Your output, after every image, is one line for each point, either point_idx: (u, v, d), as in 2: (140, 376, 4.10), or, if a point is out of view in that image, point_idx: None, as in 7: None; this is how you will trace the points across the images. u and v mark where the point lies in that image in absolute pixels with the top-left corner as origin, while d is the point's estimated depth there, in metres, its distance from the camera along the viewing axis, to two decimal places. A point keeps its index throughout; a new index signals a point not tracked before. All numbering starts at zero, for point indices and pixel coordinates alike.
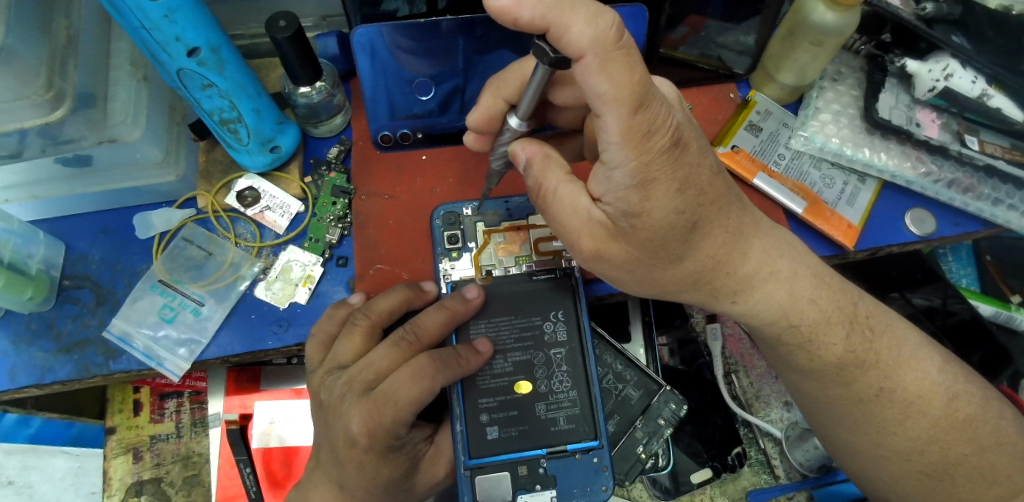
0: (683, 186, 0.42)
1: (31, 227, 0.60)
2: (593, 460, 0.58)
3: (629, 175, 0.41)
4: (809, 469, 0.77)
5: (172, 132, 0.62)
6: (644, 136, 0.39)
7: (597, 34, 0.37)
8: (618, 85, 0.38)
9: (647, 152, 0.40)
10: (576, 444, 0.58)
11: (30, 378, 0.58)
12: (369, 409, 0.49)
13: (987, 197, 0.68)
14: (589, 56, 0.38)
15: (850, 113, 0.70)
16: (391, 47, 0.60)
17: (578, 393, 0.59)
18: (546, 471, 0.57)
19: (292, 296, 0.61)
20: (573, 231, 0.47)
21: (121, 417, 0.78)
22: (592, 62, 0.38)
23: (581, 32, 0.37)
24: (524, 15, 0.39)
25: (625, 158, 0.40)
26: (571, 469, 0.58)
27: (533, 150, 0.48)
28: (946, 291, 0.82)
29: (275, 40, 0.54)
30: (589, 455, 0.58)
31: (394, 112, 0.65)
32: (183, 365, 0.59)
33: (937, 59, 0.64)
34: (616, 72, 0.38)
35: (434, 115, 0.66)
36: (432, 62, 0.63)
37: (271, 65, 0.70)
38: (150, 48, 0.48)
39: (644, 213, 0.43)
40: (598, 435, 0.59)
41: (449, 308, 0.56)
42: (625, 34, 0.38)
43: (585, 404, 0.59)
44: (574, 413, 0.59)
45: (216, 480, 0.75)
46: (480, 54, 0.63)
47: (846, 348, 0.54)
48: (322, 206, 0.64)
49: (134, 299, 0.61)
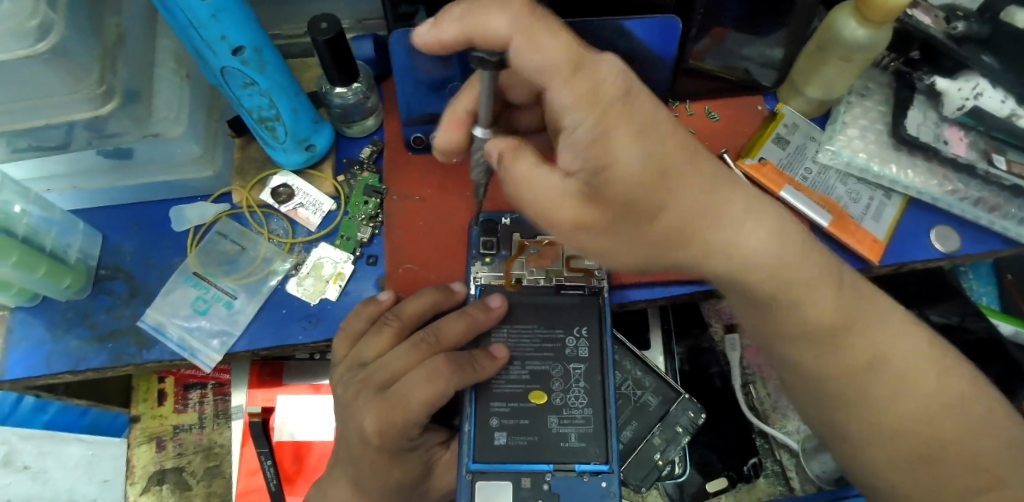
0: (639, 139, 0.41)
1: (71, 218, 0.62)
2: (599, 485, 0.55)
3: (587, 131, 0.42)
4: (825, 482, 0.76)
5: (210, 129, 0.64)
6: (590, 92, 0.42)
7: (513, 18, 0.43)
8: (549, 58, 0.43)
9: (600, 102, 0.42)
10: (585, 465, 0.55)
11: (65, 365, 0.59)
12: (385, 408, 0.52)
13: (1012, 216, 0.68)
14: (516, 38, 0.43)
15: (877, 129, 0.70)
16: (413, 48, 0.56)
17: (592, 411, 0.57)
18: (550, 488, 0.55)
19: (322, 293, 0.62)
20: (526, 203, 0.44)
21: (145, 407, 0.79)
22: (521, 42, 0.43)
23: (500, 23, 0.43)
24: (447, 35, 0.46)
25: (582, 116, 0.42)
26: (575, 490, 0.55)
27: (504, 143, 0.45)
28: (964, 309, 0.81)
29: (314, 42, 0.55)
30: (596, 478, 0.55)
31: (410, 112, 0.64)
32: (214, 357, 0.60)
33: (965, 78, 0.65)
34: (545, 46, 0.43)
35: None
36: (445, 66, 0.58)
37: (306, 66, 0.72)
38: (195, 45, 0.49)
39: (612, 164, 0.41)
40: (608, 459, 0.56)
41: (470, 316, 0.56)
42: (538, 9, 0.44)
43: (599, 423, 0.57)
44: (586, 431, 0.57)
45: (237, 458, 0.77)
46: None
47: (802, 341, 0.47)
48: (353, 205, 0.66)
49: (167, 291, 0.62)
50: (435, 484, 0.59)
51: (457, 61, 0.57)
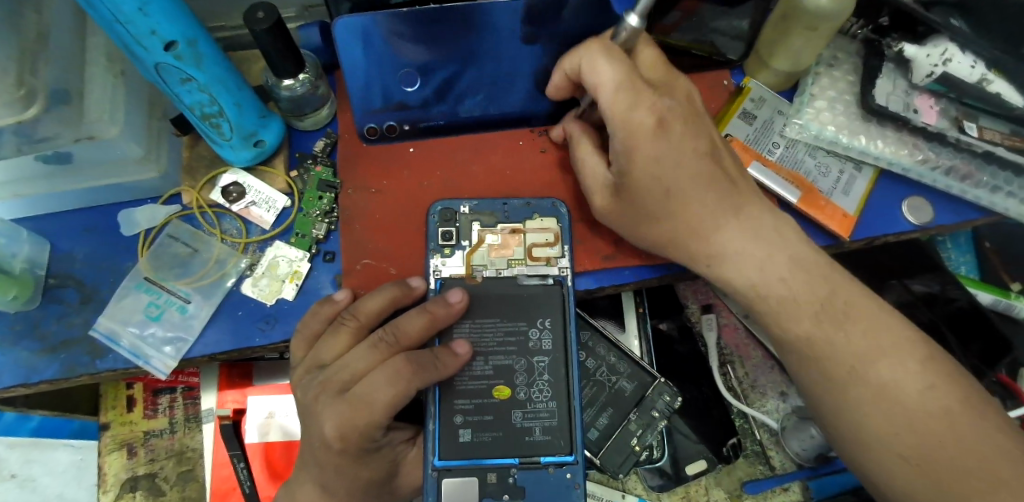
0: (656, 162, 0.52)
1: (14, 227, 0.59)
2: (565, 476, 0.56)
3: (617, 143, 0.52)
4: (805, 460, 0.76)
5: (153, 129, 0.61)
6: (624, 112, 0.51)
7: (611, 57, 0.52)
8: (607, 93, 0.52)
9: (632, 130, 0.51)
10: (549, 457, 0.56)
11: (17, 379, 0.58)
12: (343, 414, 0.50)
13: (985, 184, 0.67)
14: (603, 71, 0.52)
15: (846, 100, 0.68)
16: (386, 35, 0.58)
17: (557, 403, 0.57)
18: (515, 482, 0.56)
19: (278, 293, 0.61)
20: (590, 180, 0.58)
21: (114, 414, 0.78)
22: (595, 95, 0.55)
23: None
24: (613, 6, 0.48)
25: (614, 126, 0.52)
26: (542, 482, 0.56)
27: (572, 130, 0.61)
28: (945, 277, 0.80)
29: (252, 32, 0.52)
30: (561, 470, 0.56)
31: (388, 99, 0.63)
32: (169, 363, 0.59)
33: (934, 43, 0.62)
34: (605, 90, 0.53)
35: (430, 103, 0.64)
36: (426, 50, 0.60)
37: (253, 57, 0.69)
38: (125, 41, 0.47)
39: None
40: (573, 450, 0.57)
41: (430, 312, 0.54)
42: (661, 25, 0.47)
43: (563, 415, 0.57)
44: (551, 424, 0.57)
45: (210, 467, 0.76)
46: (477, 47, 0.60)
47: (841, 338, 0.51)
48: (308, 200, 0.64)
49: (120, 297, 0.60)
50: (401, 483, 0.58)
51: (438, 43, 0.59)
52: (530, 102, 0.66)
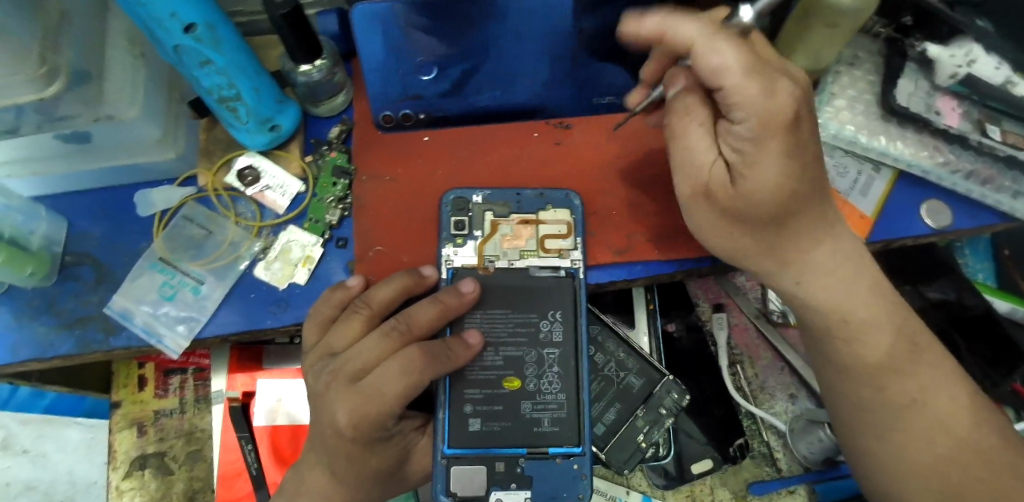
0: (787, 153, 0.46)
1: (32, 204, 0.60)
2: (572, 468, 0.56)
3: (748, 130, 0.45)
4: (812, 462, 0.76)
5: (171, 111, 0.62)
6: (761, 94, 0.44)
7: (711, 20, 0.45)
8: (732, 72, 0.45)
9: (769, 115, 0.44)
10: (557, 449, 0.56)
11: (33, 353, 0.59)
12: (355, 402, 0.50)
13: (1005, 189, 0.66)
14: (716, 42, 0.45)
15: (866, 99, 0.67)
16: (403, 27, 0.58)
17: (566, 396, 0.57)
18: (523, 471, 0.56)
19: (290, 277, 0.61)
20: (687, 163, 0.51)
21: (125, 393, 0.79)
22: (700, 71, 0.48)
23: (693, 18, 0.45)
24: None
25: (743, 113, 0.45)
26: (549, 473, 0.56)
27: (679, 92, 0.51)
28: (962, 284, 0.79)
29: (272, 17, 0.53)
30: (569, 461, 0.56)
31: (405, 91, 0.63)
32: (181, 343, 0.59)
33: (959, 44, 0.61)
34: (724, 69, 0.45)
35: (445, 98, 0.64)
36: (442, 45, 0.60)
37: (270, 44, 0.70)
38: (146, 24, 0.47)
39: None
40: (581, 442, 0.57)
41: (442, 302, 0.55)
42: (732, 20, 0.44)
43: (571, 408, 0.57)
44: (559, 416, 0.57)
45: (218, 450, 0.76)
46: (489, 44, 0.60)
47: (874, 343, 0.50)
48: (322, 186, 0.64)
49: (134, 276, 0.61)
50: (410, 471, 0.58)
51: (455, 36, 0.59)
52: (546, 93, 0.66)
